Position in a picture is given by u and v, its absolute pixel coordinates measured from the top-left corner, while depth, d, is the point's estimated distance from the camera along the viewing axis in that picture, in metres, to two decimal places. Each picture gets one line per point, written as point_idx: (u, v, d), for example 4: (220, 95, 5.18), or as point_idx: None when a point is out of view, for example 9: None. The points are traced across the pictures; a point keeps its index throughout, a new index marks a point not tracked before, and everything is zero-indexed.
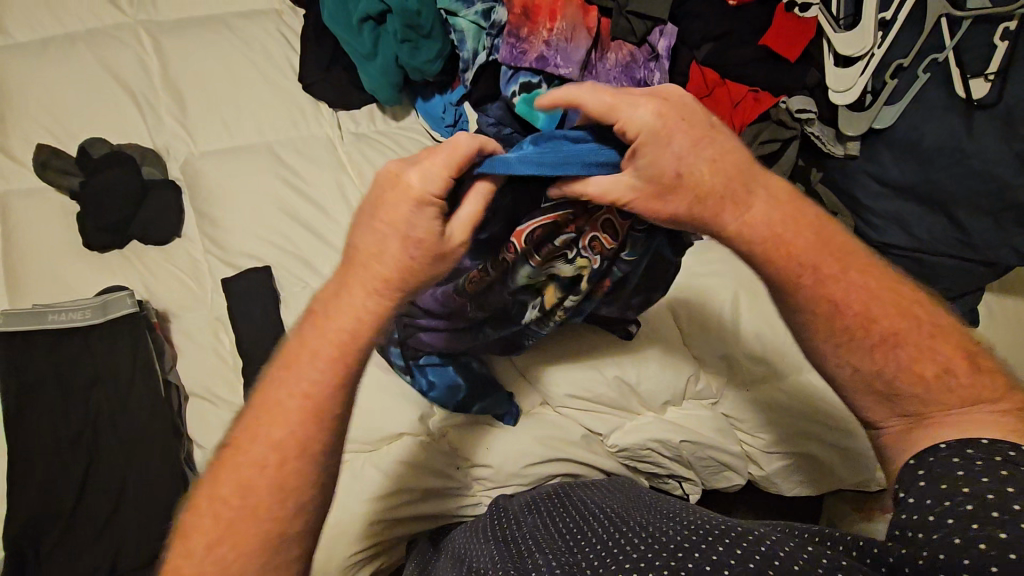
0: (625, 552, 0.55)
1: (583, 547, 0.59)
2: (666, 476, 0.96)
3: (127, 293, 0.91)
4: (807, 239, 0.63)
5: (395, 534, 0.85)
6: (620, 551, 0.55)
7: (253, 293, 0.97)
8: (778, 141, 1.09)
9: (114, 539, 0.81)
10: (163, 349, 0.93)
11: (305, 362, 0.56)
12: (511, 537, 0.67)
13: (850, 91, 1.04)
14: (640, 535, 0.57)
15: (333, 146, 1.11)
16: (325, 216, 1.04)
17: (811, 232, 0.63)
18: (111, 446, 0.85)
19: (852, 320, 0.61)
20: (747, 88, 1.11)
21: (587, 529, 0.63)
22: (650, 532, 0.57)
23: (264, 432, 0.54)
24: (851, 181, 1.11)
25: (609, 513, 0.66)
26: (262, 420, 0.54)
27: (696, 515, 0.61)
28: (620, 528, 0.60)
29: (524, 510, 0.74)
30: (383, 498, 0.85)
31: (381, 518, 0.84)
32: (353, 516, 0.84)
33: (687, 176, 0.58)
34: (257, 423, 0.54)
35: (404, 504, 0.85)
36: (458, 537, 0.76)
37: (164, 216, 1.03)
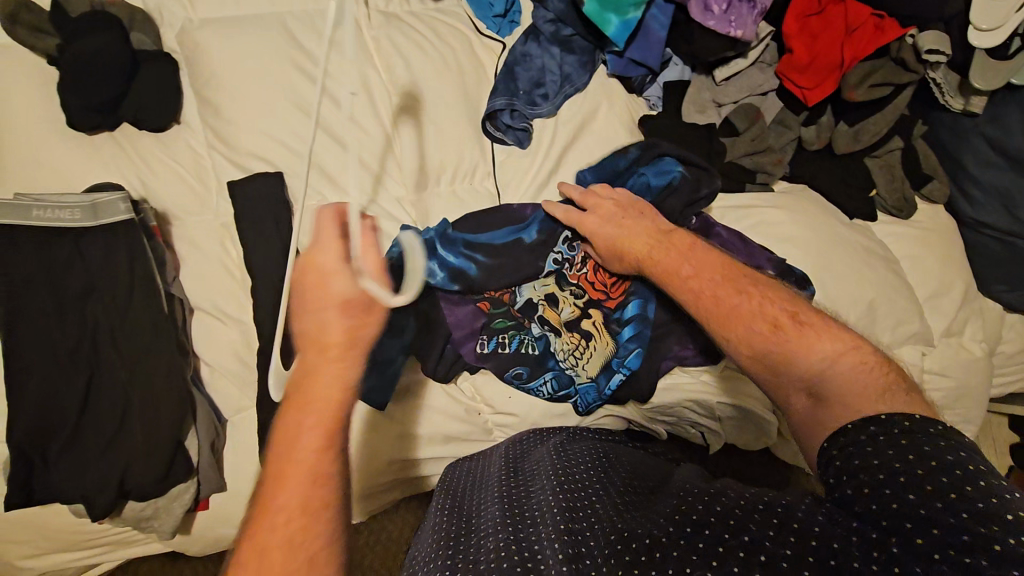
0: (572, 509, 0.60)
1: (583, 490, 0.64)
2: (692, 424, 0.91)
3: (120, 196, 0.79)
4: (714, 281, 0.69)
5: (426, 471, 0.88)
6: (569, 504, 0.61)
7: (259, 202, 0.86)
8: (890, 86, 0.91)
9: (119, 462, 0.76)
10: (164, 258, 0.84)
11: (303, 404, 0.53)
12: (507, 489, 0.69)
13: (994, 34, 0.83)
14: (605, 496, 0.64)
15: (357, 29, 0.94)
16: (348, 120, 0.91)
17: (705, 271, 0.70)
18: (112, 362, 0.78)
19: (729, 290, 0.67)
20: (869, 12, 0.90)
21: (591, 487, 0.65)
22: (590, 511, 0.60)
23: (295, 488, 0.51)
24: (959, 142, 0.95)
25: (610, 476, 0.68)
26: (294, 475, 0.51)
27: (684, 479, 0.66)
28: (605, 502, 0.62)
29: (535, 457, 0.75)
30: (422, 440, 0.85)
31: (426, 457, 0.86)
32: (413, 441, 0.85)
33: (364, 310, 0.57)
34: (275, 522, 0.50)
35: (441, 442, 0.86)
36: (478, 488, 0.74)
37: (159, 97, 0.87)
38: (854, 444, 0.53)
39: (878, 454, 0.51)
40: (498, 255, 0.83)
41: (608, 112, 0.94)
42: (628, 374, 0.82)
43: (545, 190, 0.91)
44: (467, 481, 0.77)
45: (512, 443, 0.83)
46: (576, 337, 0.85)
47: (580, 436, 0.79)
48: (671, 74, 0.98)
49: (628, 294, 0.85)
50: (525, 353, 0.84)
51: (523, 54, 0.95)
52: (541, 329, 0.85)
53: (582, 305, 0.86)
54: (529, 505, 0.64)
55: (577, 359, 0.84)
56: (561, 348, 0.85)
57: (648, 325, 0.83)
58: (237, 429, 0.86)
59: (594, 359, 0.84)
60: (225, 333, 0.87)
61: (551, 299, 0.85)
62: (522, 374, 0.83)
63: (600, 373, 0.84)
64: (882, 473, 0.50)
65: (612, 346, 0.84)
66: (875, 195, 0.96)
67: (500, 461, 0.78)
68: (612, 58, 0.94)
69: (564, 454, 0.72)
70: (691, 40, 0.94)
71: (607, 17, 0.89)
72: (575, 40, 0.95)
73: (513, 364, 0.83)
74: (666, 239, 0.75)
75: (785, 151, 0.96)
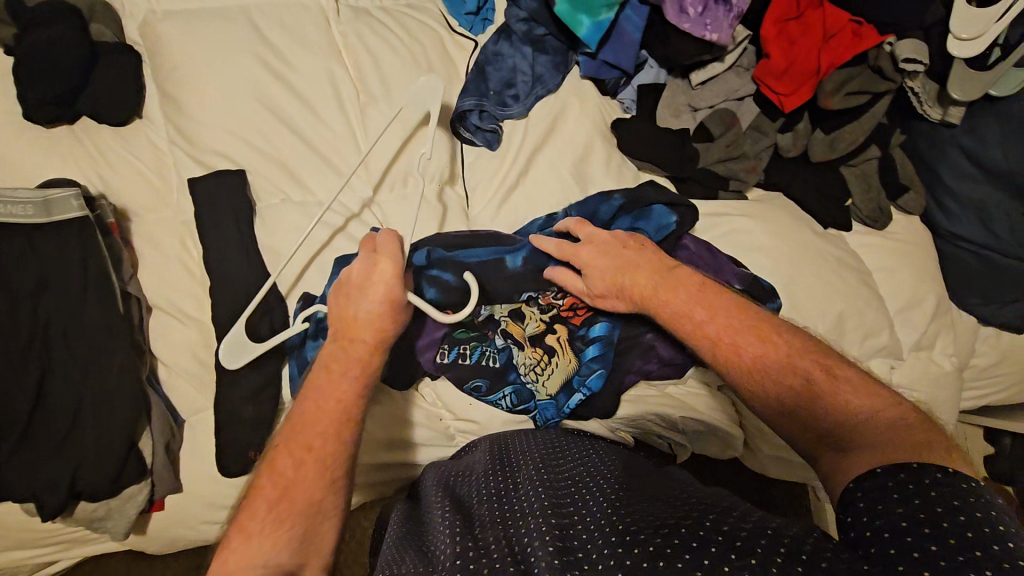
0: (563, 515, 0.57)
1: (574, 495, 0.61)
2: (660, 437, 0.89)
3: (72, 192, 0.77)
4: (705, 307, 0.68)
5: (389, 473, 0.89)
6: (559, 511, 0.58)
7: (219, 200, 0.85)
8: (867, 94, 0.89)
9: (69, 463, 0.75)
10: (120, 256, 0.82)
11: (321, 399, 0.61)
12: (494, 493, 0.66)
13: (974, 44, 0.81)
14: (593, 487, 0.62)
15: (326, 24, 0.92)
16: (314, 117, 0.89)
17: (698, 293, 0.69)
18: (64, 361, 0.77)
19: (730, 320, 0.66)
20: (847, 18, 0.88)
21: (582, 491, 0.62)
22: (581, 512, 0.57)
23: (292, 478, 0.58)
24: (936, 152, 0.93)
25: (601, 472, 0.66)
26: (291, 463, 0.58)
27: (678, 485, 0.62)
28: (598, 499, 0.59)
29: (524, 458, 0.72)
30: (385, 444, 0.85)
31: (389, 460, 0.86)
32: (375, 445, 0.85)
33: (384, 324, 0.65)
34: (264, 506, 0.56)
35: (404, 447, 0.86)
36: (463, 489, 0.71)
37: (119, 91, 0.86)
38: (858, 496, 0.50)
39: (893, 493, 0.48)
40: (480, 280, 0.79)
41: (579, 114, 0.92)
42: (588, 395, 0.80)
43: (512, 194, 0.89)
44: (450, 474, 0.76)
45: (492, 441, 0.81)
46: (539, 352, 0.83)
47: (569, 437, 0.78)
48: (646, 76, 0.96)
49: (596, 313, 0.82)
50: (485, 365, 0.81)
51: (495, 54, 0.93)
52: (504, 342, 0.83)
53: (548, 322, 0.83)
54: (516, 507, 0.62)
55: (538, 374, 0.82)
56: (522, 362, 0.83)
57: (612, 348, 0.81)
58: (194, 431, 0.85)
59: (555, 376, 0.82)
60: (183, 333, 0.86)
61: (517, 313, 0.83)
62: (480, 386, 0.82)
63: (560, 389, 0.82)
64: (903, 519, 0.45)
65: (574, 364, 0.82)
66: (850, 204, 0.94)
67: (484, 455, 0.77)
68: (584, 60, 0.93)
69: (550, 456, 0.71)
70: (666, 43, 0.92)
71: (579, 18, 0.88)
72: (547, 40, 0.93)
73: (472, 375, 0.81)
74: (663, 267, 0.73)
75: (761, 159, 0.94)
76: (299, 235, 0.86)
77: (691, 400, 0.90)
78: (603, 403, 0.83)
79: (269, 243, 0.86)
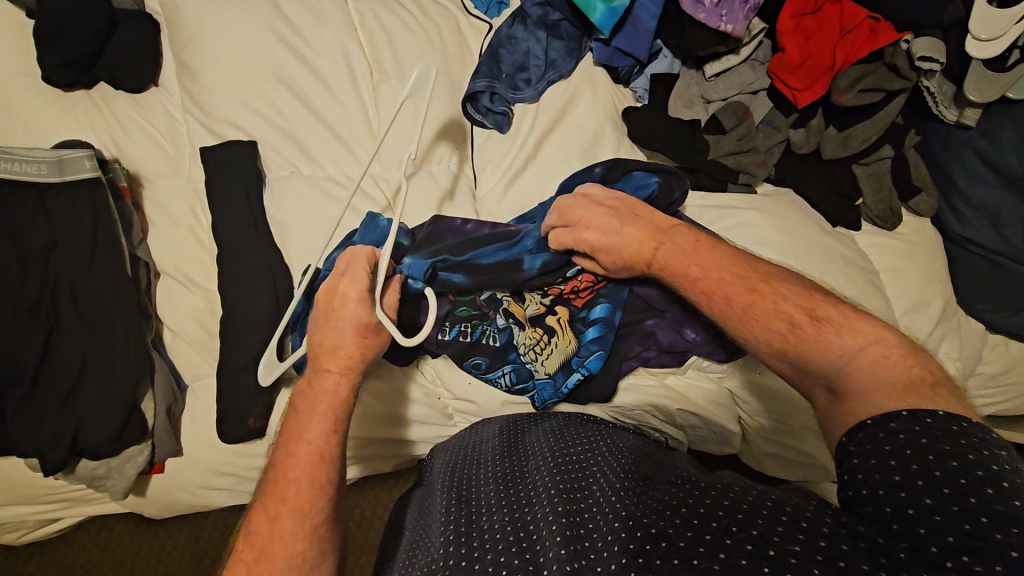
0: (572, 495, 0.57)
1: (585, 474, 0.61)
2: (659, 428, 0.90)
3: (85, 153, 0.79)
4: (716, 262, 0.66)
5: (382, 450, 0.90)
6: (568, 490, 0.58)
7: (229, 169, 0.85)
8: (882, 92, 0.88)
9: (70, 420, 0.77)
10: (130, 220, 0.83)
11: (298, 431, 0.61)
12: (504, 471, 0.67)
13: (991, 45, 0.80)
14: (606, 468, 0.62)
15: (342, 0, 0.93)
16: (327, 92, 0.90)
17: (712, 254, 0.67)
18: (70, 319, 0.78)
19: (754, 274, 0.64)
20: (864, 14, 0.87)
21: (593, 470, 0.61)
22: (592, 493, 0.57)
23: (278, 530, 0.56)
24: (950, 155, 0.92)
25: (614, 455, 0.65)
26: (278, 514, 0.57)
27: (691, 472, 0.62)
28: (609, 480, 0.59)
29: (536, 438, 0.72)
30: (382, 420, 0.86)
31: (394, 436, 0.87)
32: (375, 420, 0.85)
33: (365, 336, 0.64)
34: (264, 557, 0.55)
35: (402, 424, 0.87)
36: (474, 463, 0.71)
37: (136, 58, 0.87)
38: (870, 449, 0.47)
39: (891, 451, 0.46)
40: (495, 280, 0.78)
41: (590, 100, 0.92)
42: (587, 376, 0.80)
43: (519, 175, 0.90)
44: (462, 453, 0.76)
45: (505, 423, 0.81)
46: (539, 332, 0.83)
47: (585, 420, 0.78)
48: (659, 66, 0.96)
49: (598, 294, 0.82)
50: (485, 343, 0.82)
51: (509, 37, 0.94)
52: (505, 321, 0.83)
53: (548, 304, 0.83)
54: (526, 487, 0.62)
55: (537, 353, 0.82)
56: (523, 342, 0.83)
57: (613, 330, 0.80)
58: (196, 397, 0.87)
59: (553, 356, 0.82)
60: (190, 300, 0.87)
61: (517, 293, 0.83)
62: (480, 364, 0.82)
63: (559, 369, 0.82)
64: (906, 471, 0.44)
65: (574, 345, 0.81)
66: (860, 204, 0.93)
67: (494, 437, 0.76)
68: (599, 46, 0.93)
69: (561, 437, 0.70)
70: (680, 33, 0.91)
71: (593, 3, 0.88)
72: (562, 25, 0.93)
73: (471, 354, 0.82)
74: (674, 233, 0.70)
75: (772, 154, 0.93)
76: (306, 209, 0.87)
77: (686, 391, 0.89)
78: (599, 388, 0.84)
79: (278, 215, 0.87)
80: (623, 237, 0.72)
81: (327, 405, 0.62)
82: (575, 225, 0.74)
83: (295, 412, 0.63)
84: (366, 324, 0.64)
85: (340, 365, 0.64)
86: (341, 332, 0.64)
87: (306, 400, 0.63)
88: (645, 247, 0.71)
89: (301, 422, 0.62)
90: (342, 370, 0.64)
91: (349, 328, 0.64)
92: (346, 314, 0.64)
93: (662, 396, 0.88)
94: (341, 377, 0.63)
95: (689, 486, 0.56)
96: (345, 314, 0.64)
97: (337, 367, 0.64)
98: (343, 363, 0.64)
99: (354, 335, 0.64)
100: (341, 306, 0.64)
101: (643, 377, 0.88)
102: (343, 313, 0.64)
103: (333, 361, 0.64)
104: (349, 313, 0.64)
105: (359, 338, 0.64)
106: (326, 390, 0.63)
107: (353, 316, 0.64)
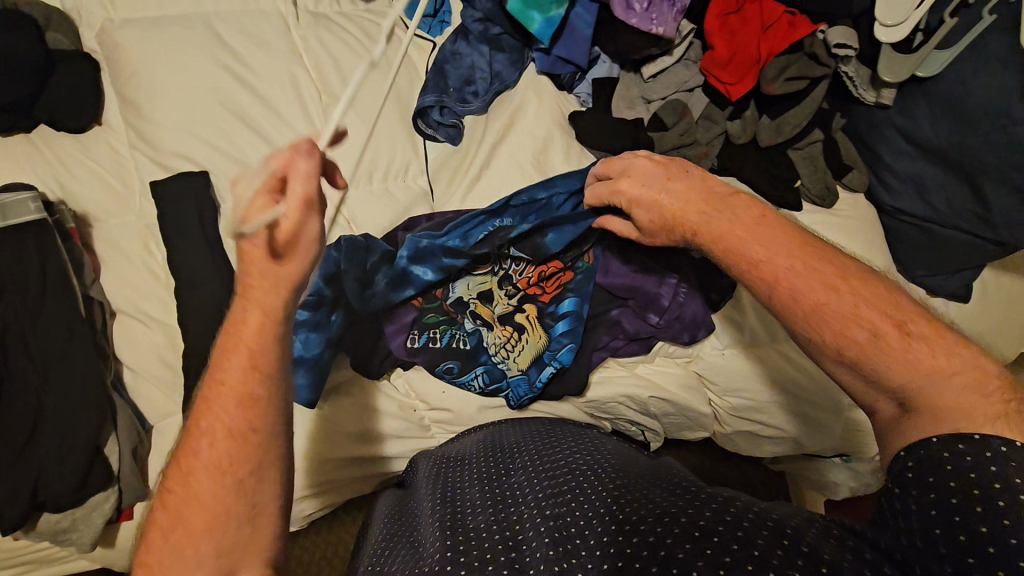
0: (562, 497, 0.56)
1: (573, 474, 0.60)
2: (632, 423, 0.95)
3: (29, 195, 0.77)
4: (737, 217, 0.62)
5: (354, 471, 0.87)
6: (558, 492, 0.57)
7: (181, 201, 0.85)
8: (806, 79, 0.94)
9: (25, 474, 0.73)
10: (81, 260, 0.82)
11: (234, 346, 0.53)
12: (488, 475, 0.66)
13: (899, 28, 0.87)
14: (595, 467, 0.61)
15: (286, 28, 0.94)
16: (277, 118, 0.90)
17: (751, 209, 0.62)
18: (20, 368, 0.75)
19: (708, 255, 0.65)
20: (782, 9, 0.94)
21: (582, 470, 0.61)
22: (580, 491, 0.56)
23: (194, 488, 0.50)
24: (875, 133, 0.99)
25: (604, 455, 0.65)
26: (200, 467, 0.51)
27: (683, 473, 0.62)
28: (600, 479, 0.58)
29: (522, 440, 0.71)
30: (354, 438, 0.84)
31: (373, 454, 0.85)
32: (349, 438, 0.84)
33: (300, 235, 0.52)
34: (181, 515, 0.50)
35: (377, 440, 0.85)
36: (456, 468, 0.70)
37: (78, 98, 0.86)
38: (913, 455, 0.47)
39: (931, 473, 0.45)
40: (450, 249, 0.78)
41: (537, 107, 0.96)
42: (560, 367, 0.82)
43: (475, 185, 0.90)
44: (443, 460, 0.75)
45: (489, 429, 0.80)
46: (508, 330, 0.84)
47: (569, 424, 0.78)
48: (599, 71, 1.01)
49: (565, 289, 0.84)
50: (455, 347, 0.83)
51: (453, 53, 0.97)
52: (473, 325, 0.84)
53: (517, 304, 0.84)
54: (513, 489, 0.61)
55: (508, 352, 0.84)
56: (493, 342, 0.85)
57: (582, 322, 0.83)
58: (162, 437, 0.84)
59: (526, 352, 0.84)
60: (150, 337, 0.85)
61: (485, 295, 0.84)
62: (451, 368, 0.83)
63: (532, 365, 0.84)
64: (939, 494, 0.44)
65: (545, 339, 0.83)
66: (799, 185, 0.99)
67: (477, 443, 0.75)
68: (540, 56, 0.97)
69: (546, 440, 0.70)
70: (616, 38, 0.96)
71: (530, 14, 0.92)
72: (503, 38, 0.97)
73: (443, 358, 0.83)
74: (718, 194, 0.65)
75: (713, 145, 0.98)
76: None
77: (657, 379, 0.92)
78: (572, 381, 0.85)
79: (235, 242, 0.86)
80: (669, 193, 0.68)
81: (263, 314, 0.53)
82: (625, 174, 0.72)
83: (234, 315, 0.54)
84: (292, 238, 0.52)
85: (269, 269, 0.52)
86: (265, 237, 0.51)
87: (239, 314, 0.53)
88: (694, 206, 0.66)
89: (238, 331, 0.53)
90: (270, 265, 0.52)
91: (283, 214, 0.50)
92: (268, 204, 0.50)
93: (633, 387, 0.90)
94: (275, 290, 0.53)
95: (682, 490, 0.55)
96: (258, 211, 0.49)
97: (265, 262, 0.52)
98: (279, 268, 0.53)
99: (286, 221, 0.50)
100: (259, 212, 0.49)
101: (611, 371, 0.90)
102: (254, 215, 0.49)
103: (259, 266, 0.52)
104: (264, 212, 0.49)
105: (283, 219, 0.50)
106: (260, 304, 0.53)
107: (275, 220, 0.50)
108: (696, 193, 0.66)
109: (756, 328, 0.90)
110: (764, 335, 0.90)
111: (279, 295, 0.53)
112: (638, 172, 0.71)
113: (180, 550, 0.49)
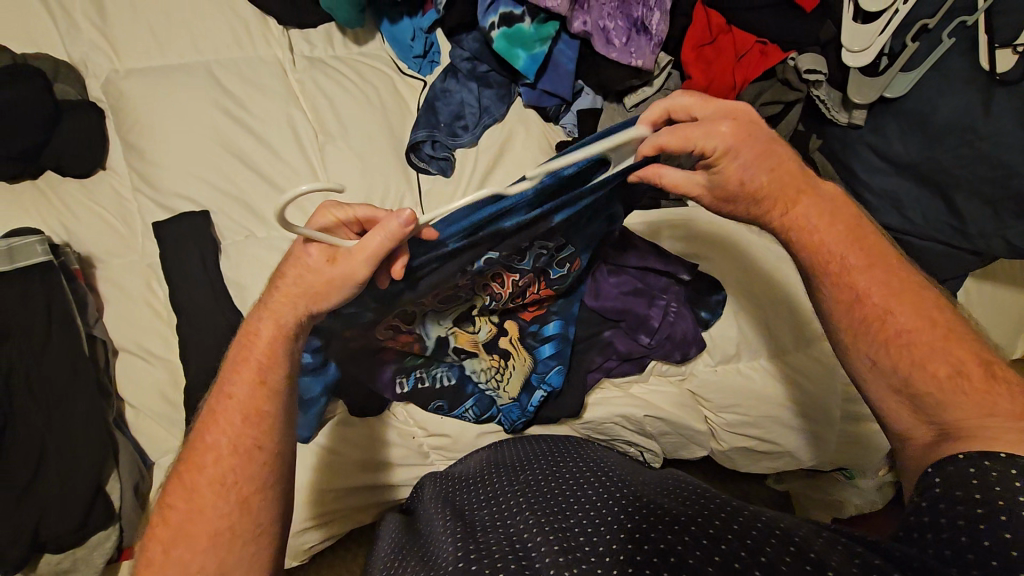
0: (572, 512, 0.57)
1: (579, 491, 0.61)
2: (629, 445, 0.96)
3: (37, 239, 0.80)
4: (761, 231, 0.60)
5: (352, 503, 0.87)
6: (566, 507, 0.58)
7: (184, 241, 0.87)
8: (781, 104, 0.99)
9: (30, 514, 0.73)
10: (85, 300, 0.84)
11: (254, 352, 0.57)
12: (492, 493, 0.66)
13: (864, 53, 0.93)
14: (601, 483, 0.62)
15: (284, 73, 0.99)
16: (277, 158, 0.94)
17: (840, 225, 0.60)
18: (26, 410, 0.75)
19: None
20: (754, 40, 0.99)
21: (590, 487, 0.61)
22: (587, 503, 0.57)
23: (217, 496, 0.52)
24: (849, 152, 1.02)
25: (609, 471, 0.66)
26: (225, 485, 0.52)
27: (686, 483, 0.63)
28: (607, 494, 0.59)
29: (526, 460, 0.72)
30: (360, 466, 0.85)
31: (375, 483, 0.86)
32: (349, 469, 0.85)
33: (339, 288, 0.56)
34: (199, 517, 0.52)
35: (378, 469, 0.86)
36: (461, 488, 0.71)
37: (84, 145, 0.90)
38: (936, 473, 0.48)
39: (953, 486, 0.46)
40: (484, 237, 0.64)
41: (524, 138, 1.00)
42: (549, 391, 0.84)
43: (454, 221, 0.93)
44: (447, 482, 0.75)
45: (490, 451, 0.81)
46: (495, 359, 0.85)
47: (568, 440, 0.79)
48: (584, 102, 1.03)
49: (548, 311, 0.84)
50: (441, 386, 0.84)
51: (442, 90, 1.01)
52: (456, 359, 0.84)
53: (499, 325, 0.84)
54: (520, 501, 0.61)
55: (496, 380, 0.85)
56: (481, 370, 0.85)
57: (568, 343, 0.84)
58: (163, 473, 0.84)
59: (513, 380, 0.85)
60: (151, 374, 0.86)
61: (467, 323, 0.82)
62: (438, 404, 0.84)
63: (521, 391, 0.85)
64: (957, 505, 0.45)
65: (531, 363, 0.85)
66: None
67: (480, 463, 0.76)
68: (526, 90, 1.01)
69: (550, 458, 0.71)
70: (597, 71, 1.01)
71: (516, 52, 0.96)
72: (491, 75, 1.02)
73: (432, 397, 0.84)
74: (822, 192, 0.62)
75: None
76: (263, 268, 0.89)
77: (653, 399, 0.93)
78: (568, 402, 0.86)
79: (235, 277, 0.89)
80: (773, 155, 0.59)
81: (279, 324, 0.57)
82: (730, 116, 0.58)
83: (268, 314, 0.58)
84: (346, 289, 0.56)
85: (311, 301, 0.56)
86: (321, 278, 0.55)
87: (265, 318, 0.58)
88: (789, 183, 0.60)
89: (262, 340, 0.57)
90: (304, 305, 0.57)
91: (357, 269, 0.54)
92: (353, 264, 0.53)
93: (630, 406, 0.91)
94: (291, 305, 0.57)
95: (690, 501, 0.56)
96: (350, 270, 0.54)
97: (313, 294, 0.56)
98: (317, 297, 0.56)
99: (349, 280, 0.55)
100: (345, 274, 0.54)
101: (610, 392, 0.92)
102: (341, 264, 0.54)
103: (313, 283, 0.55)
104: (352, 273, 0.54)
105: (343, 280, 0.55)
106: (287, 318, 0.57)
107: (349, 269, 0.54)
108: (794, 178, 0.61)
109: (748, 344, 0.91)
110: (755, 350, 0.92)
111: (288, 312, 0.57)
112: (757, 139, 0.58)
113: (186, 558, 0.51)
